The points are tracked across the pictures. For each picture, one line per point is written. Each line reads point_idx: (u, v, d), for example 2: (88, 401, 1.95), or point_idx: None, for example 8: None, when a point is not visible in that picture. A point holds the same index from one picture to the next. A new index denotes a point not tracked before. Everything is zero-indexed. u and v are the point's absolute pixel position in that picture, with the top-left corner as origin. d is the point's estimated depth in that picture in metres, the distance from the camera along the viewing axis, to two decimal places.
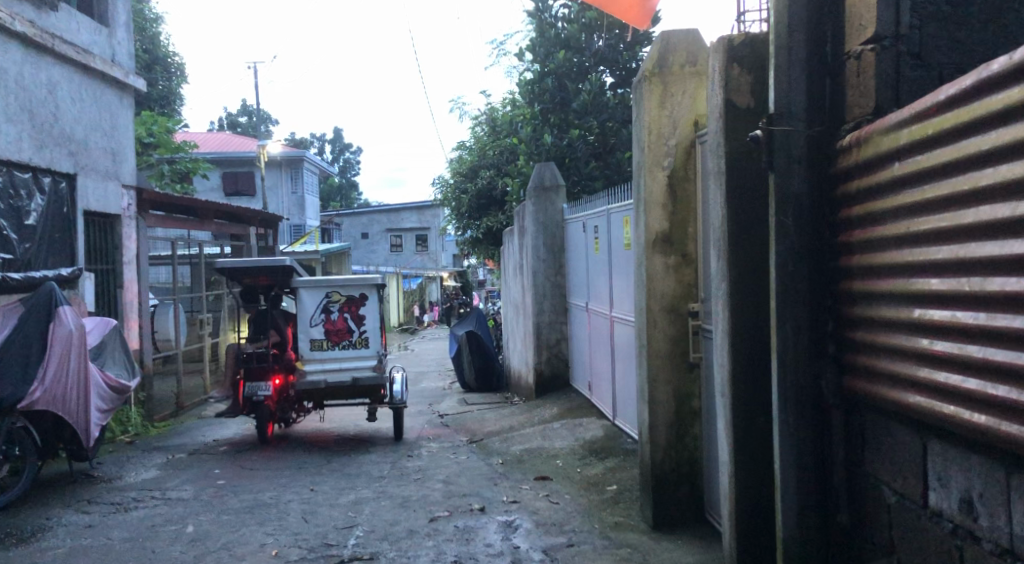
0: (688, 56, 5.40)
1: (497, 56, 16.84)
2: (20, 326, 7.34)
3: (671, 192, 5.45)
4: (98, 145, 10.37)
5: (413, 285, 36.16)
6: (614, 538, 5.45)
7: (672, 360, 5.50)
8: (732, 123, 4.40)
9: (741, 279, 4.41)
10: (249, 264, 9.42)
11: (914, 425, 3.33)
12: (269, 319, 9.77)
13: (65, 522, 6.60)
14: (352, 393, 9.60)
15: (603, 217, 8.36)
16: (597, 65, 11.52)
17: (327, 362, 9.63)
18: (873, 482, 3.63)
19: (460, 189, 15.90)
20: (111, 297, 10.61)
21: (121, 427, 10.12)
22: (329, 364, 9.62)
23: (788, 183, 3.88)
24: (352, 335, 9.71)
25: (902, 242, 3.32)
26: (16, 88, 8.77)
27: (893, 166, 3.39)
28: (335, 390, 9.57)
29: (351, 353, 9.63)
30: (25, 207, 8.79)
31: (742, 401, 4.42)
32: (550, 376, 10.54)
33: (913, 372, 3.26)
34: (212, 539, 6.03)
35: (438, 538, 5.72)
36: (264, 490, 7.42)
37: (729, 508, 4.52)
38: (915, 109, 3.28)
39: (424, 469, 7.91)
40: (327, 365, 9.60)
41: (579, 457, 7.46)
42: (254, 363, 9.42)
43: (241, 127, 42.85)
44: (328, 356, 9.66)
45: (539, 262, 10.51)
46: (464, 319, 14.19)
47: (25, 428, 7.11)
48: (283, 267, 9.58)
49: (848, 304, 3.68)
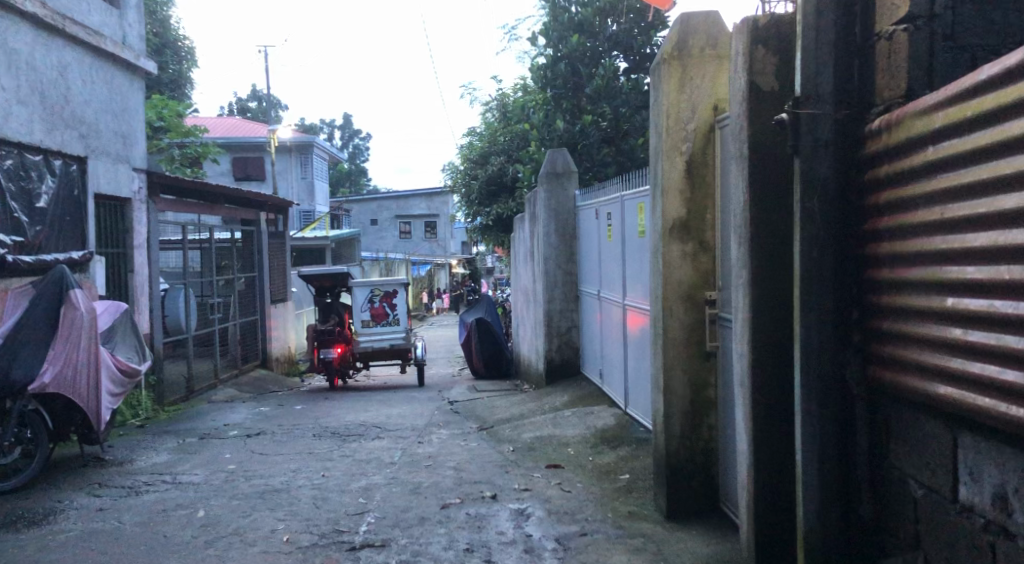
0: (707, 39, 5.33)
1: (509, 41, 16.70)
2: (30, 311, 7.34)
3: (689, 177, 5.37)
4: (109, 128, 10.32)
5: (422, 272, 36.08)
6: (627, 528, 5.39)
7: (688, 348, 5.43)
8: (756, 106, 4.30)
9: (763, 266, 4.33)
10: (319, 271, 13.46)
11: (944, 418, 3.27)
12: (332, 308, 13.74)
13: (76, 505, 6.58)
14: (390, 355, 13.60)
15: (616, 203, 8.25)
16: (610, 49, 11.36)
17: (371, 336, 13.61)
18: (898, 474, 3.58)
19: (470, 175, 15.84)
20: (122, 280, 10.59)
21: (131, 411, 10.14)
22: (373, 338, 13.61)
23: (814, 168, 3.81)
24: (390, 316, 13.74)
25: (936, 229, 3.26)
26: (27, 70, 8.71)
27: (927, 150, 3.32)
28: (379, 353, 13.56)
29: (388, 329, 13.60)
30: (36, 189, 8.76)
31: (763, 392, 4.35)
32: (560, 364, 10.48)
33: (946, 362, 3.19)
34: (223, 524, 6.00)
35: (450, 525, 5.68)
36: (274, 475, 7.40)
37: (748, 499, 4.46)
38: (952, 91, 3.20)
39: (434, 455, 7.87)
40: (371, 336, 13.60)
41: (591, 445, 7.41)
42: (324, 335, 13.28)
43: (252, 112, 42.88)
44: (373, 332, 13.63)
45: (551, 249, 10.43)
46: (475, 306, 14.10)
47: (36, 412, 7.14)
48: (343, 272, 13.66)
49: (876, 293, 3.62)
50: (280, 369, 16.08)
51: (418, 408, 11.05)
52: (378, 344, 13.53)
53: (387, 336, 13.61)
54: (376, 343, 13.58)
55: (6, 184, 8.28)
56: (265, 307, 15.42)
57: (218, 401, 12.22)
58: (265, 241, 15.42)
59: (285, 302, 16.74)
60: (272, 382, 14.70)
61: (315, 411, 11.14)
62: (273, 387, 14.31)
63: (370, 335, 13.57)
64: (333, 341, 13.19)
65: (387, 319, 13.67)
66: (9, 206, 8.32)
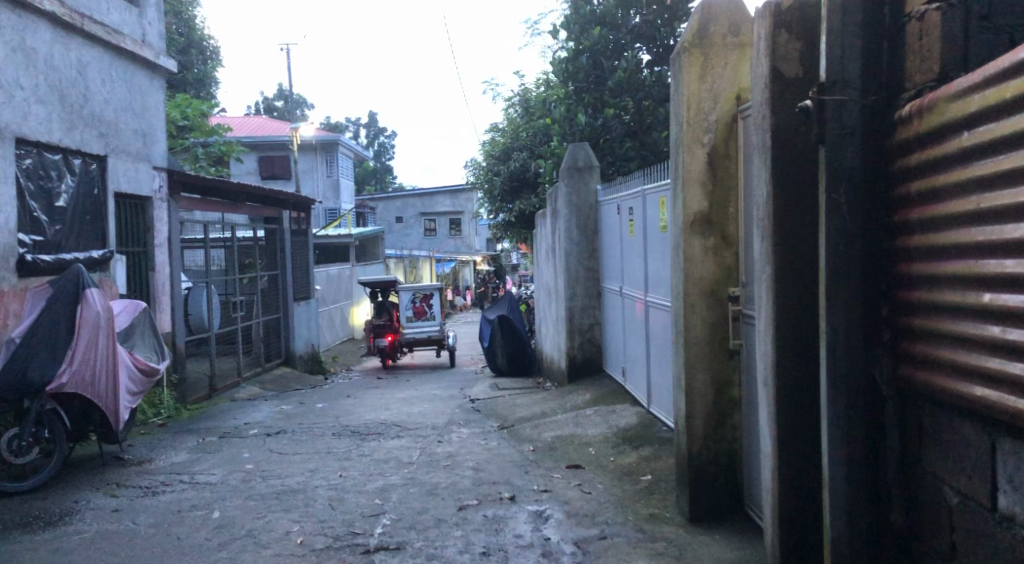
0: (730, 26, 5.16)
1: (532, 35, 16.49)
2: (48, 310, 7.27)
3: (711, 169, 5.21)
4: (129, 126, 10.27)
5: (447, 269, 35.99)
6: (648, 532, 5.23)
7: (710, 346, 5.27)
8: (779, 93, 4.13)
9: (787, 260, 4.16)
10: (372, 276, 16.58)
11: (980, 422, 3.11)
12: (385, 307, 17.01)
13: (92, 506, 6.51)
14: (428, 342, 16.72)
15: (638, 198, 8.11)
16: (633, 42, 11.13)
17: (413, 329, 16.87)
18: (931, 480, 3.41)
19: (493, 171, 15.69)
20: (142, 280, 10.54)
21: (153, 409, 10.06)
22: (416, 331, 16.95)
23: (840, 158, 3.66)
24: (428, 313, 16.80)
25: (971, 220, 3.10)
26: (46, 68, 8.66)
27: (962, 135, 3.15)
28: (420, 341, 16.73)
29: (427, 324, 16.72)
30: (56, 189, 8.71)
31: (789, 392, 4.18)
32: (583, 362, 10.30)
33: (983, 363, 3.03)
34: (237, 526, 5.90)
35: (466, 528, 5.54)
36: (291, 475, 7.30)
37: (772, 504, 4.30)
38: (988, 72, 3.04)
39: (453, 455, 7.74)
40: (414, 328, 16.82)
41: (613, 445, 7.26)
42: (378, 326, 16.62)
43: (277, 112, 43.07)
44: (415, 325, 16.83)
45: (572, 245, 10.28)
46: (497, 302, 13.97)
47: (53, 411, 7.06)
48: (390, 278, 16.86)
49: (906, 289, 3.47)
50: (305, 367, 16.04)
51: (440, 406, 10.93)
52: (420, 334, 16.71)
53: (425, 329, 16.75)
54: (417, 335, 16.84)
55: (24, 183, 8.24)
56: (289, 305, 15.37)
57: (241, 399, 12.15)
58: (288, 240, 15.37)
59: (310, 300, 16.72)
60: (296, 379, 14.64)
61: (337, 409, 11.05)
62: (297, 384, 14.26)
63: (413, 328, 16.88)
64: (384, 331, 16.47)
65: (426, 315, 16.82)
66: (28, 204, 8.27)
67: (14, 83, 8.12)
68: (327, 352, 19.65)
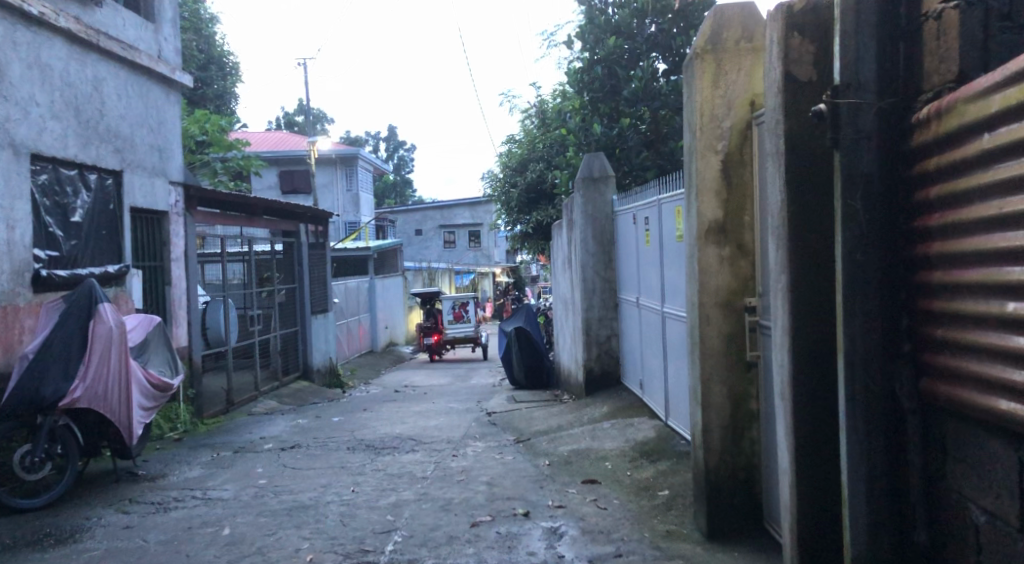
0: (743, 31, 5.06)
1: (548, 47, 16.42)
2: (61, 323, 7.18)
3: (725, 177, 5.10)
4: (145, 142, 10.26)
5: (466, 281, 35.96)
6: (665, 549, 5.11)
7: (726, 358, 5.15)
8: (792, 97, 4.02)
9: (804, 268, 4.05)
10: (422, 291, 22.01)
11: (1006, 439, 2.99)
12: (431, 312, 22.60)
13: (103, 522, 6.44)
14: (465, 340, 22.31)
15: (654, 208, 8.00)
16: (649, 51, 11.03)
17: (453, 329, 22.41)
18: (955, 496, 3.29)
19: (510, 183, 15.62)
20: (159, 294, 10.49)
21: (169, 423, 10.01)
22: (456, 331, 22.44)
23: (856, 163, 3.56)
24: (465, 317, 22.49)
25: (993, 226, 3.00)
26: (61, 85, 8.64)
27: (982, 138, 3.05)
28: (459, 338, 22.28)
29: (465, 324, 22.36)
30: (71, 204, 8.69)
31: (806, 404, 4.06)
32: (600, 374, 10.17)
33: (1009, 375, 2.92)
34: (247, 543, 5.82)
35: (479, 545, 5.43)
36: (304, 490, 7.22)
37: (790, 522, 4.18)
38: (1008, 71, 2.93)
39: (468, 470, 7.63)
40: (455, 329, 22.42)
41: (630, 459, 7.13)
42: (426, 327, 22.15)
43: (297, 126, 43.34)
44: (455, 326, 22.45)
45: (588, 257, 10.19)
46: (515, 313, 13.83)
47: (66, 427, 7.00)
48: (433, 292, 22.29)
49: (927, 298, 3.36)
50: (322, 380, 15.94)
51: (456, 420, 10.80)
52: (460, 333, 22.35)
53: (463, 329, 22.41)
54: (456, 334, 22.24)
55: (40, 199, 8.22)
56: (307, 319, 15.29)
57: (257, 413, 12.08)
58: (306, 253, 15.32)
59: (328, 313, 16.66)
60: (314, 393, 14.61)
61: (353, 422, 10.97)
62: (314, 398, 14.20)
63: (454, 328, 22.44)
64: (431, 331, 22.01)
65: (463, 319, 22.38)
66: (44, 220, 8.25)
67: (29, 99, 8.11)
68: (346, 364, 19.73)
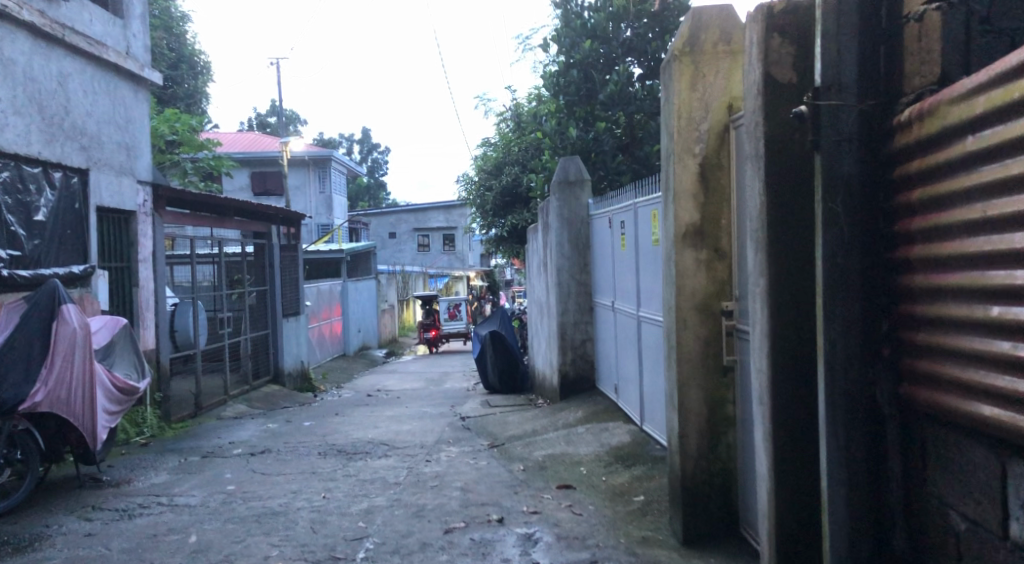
0: (721, 34, 5.01)
1: (523, 50, 16.37)
2: (22, 324, 6.98)
3: (703, 180, 5.05)
4: (112, 139, 10.07)
5: (441, 285, 35.91)
6: (641, 555, 5.05)
7: (703, 362, 5.09)
8: (772, 99, 3.97)
9: (782, 272, 4.00)
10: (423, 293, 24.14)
11: (990, 445, 2.94)
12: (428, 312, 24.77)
13: (64, 530, 6.27)
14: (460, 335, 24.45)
15: (630, 211, 7.94)
16: (624, 55, 11.01)
17: (448, 326, 24.61)
18: (937, 503, 3.25)
19: (485, 186, 15.53)
20: (125, 295, 10.30)
21: (135, 428, 9.83)
22: (450, 328, 24.75)
23: (837, 165, 3.51)
24: (458, 316, 24.57)
25: (976, 229, 2.96)
26: (24, 80, 8.46)
27: (966, 140, 3.01)
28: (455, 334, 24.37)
29: (458, 323, 24.49)
30: (34, 202, 8.52)
31: (785, 409, 4.01)
32: (575, 378, 10.11)
33: (993, 381, 2.88)
34: (213, 550, 5.70)
35: (452, 552, 5.34)
36: (274, 496, 7.09)
37: (769, 528, 4.13)
38: (994, 72, 2.89)
39: (441, 475, 7.54)
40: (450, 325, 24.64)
41: (604, 464, 7.07)
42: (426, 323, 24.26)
43: (269, 128, 42.98)
44: (450, 323, 24.56)
45: (563, 259, 10.11)
46: (489, 318, 13.69)
47: (26, 431, 6.77)
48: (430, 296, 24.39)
49: (909, 302, 3.32)
50: (294, 385, 15.80)
51: (429, 424, 10.70)
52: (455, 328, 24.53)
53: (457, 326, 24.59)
54: (452, 330, 24.46)
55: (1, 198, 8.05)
56: (277, 322, 15.10)
57: (227, 417, 11.92)
58: (277, 255, 15.13)
59: (300, 316, 16.47)
60: (285, 396, 14.44)
61: (324, 427, 10.83)
62: (285, 402, 14.04)
63: (449, 325, 24.57)
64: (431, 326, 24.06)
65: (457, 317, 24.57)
66: (5, 219, 8.08)
67: None
68: (318, 368, 19.60)
